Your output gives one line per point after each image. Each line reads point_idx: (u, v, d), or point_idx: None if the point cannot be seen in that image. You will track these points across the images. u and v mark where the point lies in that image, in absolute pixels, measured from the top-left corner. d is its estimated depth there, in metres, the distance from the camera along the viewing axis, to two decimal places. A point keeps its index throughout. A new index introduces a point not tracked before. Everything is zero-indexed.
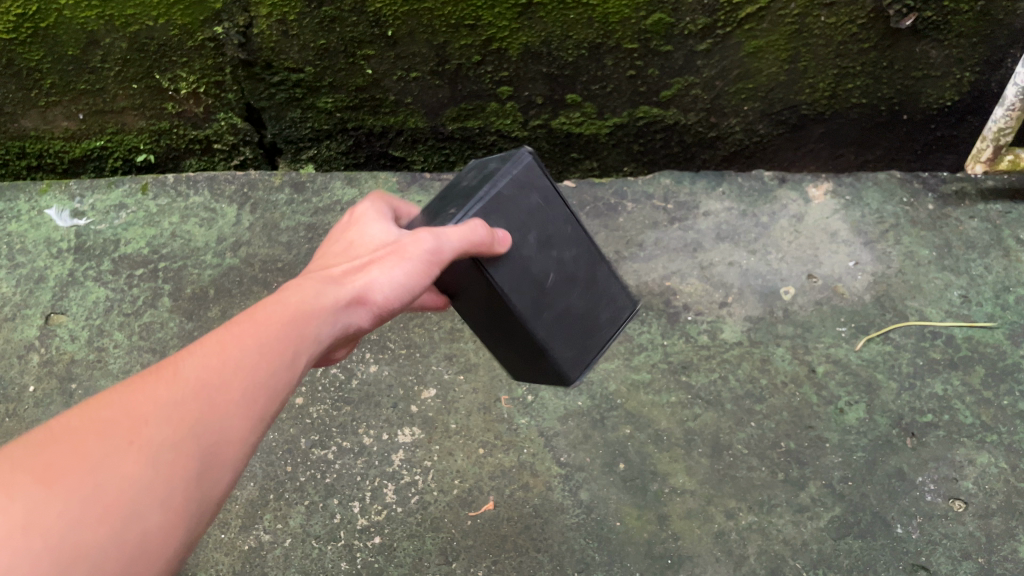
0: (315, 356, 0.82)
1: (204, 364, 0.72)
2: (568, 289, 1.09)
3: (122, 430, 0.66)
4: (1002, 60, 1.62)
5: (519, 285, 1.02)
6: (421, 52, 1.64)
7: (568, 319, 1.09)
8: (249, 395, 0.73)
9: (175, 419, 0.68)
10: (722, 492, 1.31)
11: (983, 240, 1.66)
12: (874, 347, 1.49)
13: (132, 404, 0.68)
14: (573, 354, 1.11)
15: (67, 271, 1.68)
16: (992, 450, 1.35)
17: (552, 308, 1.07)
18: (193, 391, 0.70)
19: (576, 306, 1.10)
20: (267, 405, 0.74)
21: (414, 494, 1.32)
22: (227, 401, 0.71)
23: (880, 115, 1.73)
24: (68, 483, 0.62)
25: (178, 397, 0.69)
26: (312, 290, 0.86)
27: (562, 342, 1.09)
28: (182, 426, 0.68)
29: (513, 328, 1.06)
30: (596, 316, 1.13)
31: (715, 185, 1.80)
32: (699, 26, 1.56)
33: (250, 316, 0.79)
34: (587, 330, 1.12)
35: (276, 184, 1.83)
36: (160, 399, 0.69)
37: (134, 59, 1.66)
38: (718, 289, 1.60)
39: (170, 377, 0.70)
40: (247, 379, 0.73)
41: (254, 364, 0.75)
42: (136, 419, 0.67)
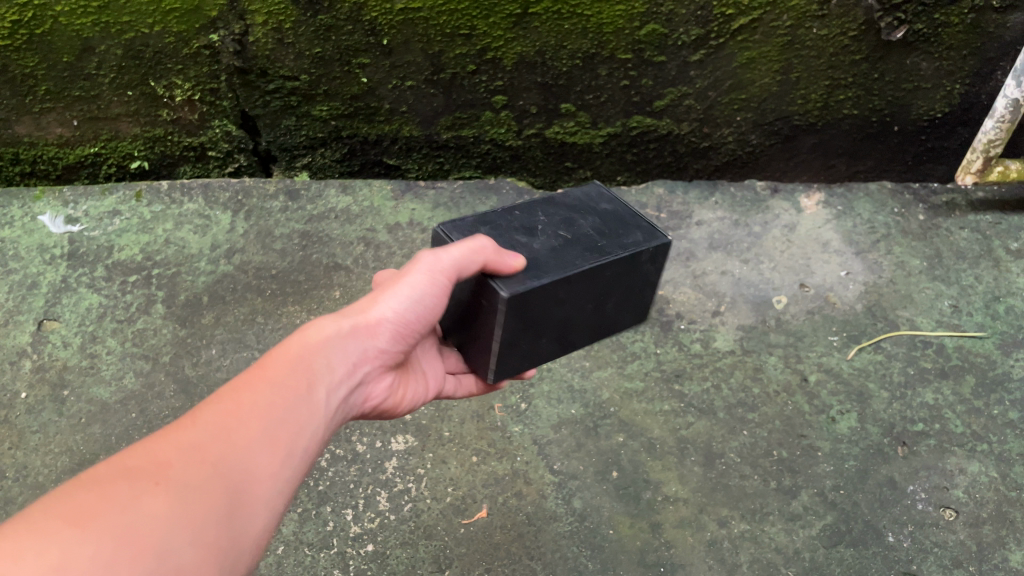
0: (326, 387, 0.88)
1: (220, 410, 0.77)
2: (576, 222, 1.04)
3: (148, 474, 0.69)
4: (992, 73, 1.64)
5: (560, 257, 0.97)
6: (417, 61, 1.65)
7: (606, 229, 1.03)
8: (265, 435, 0.78)
9: (199, 458, 0.72)
10: (715, 500, 1.31)
11: (973, 250, 1.67)
12: (866, 356, 1.50)
13: (156, 450, 0.71)
14: (635, 229, 1.03)
15: (60, 277, 1.68)
16: (983, 459, 1.36)
17: (586, 236, 1.01)
18: (212, 434, 0.75)
19: (587, 218, 1.05)
20: (290, 439, 0.80)
21: (407, 502, 1.32)
22: (244, 443, 0.76)
23: (872, 127, 1.75)
24: (99, 525, 0.63)
25: (200, 440, 0.73)
26: (315, 334, 0.91)
27: (625, 237, 1.02)
28: (206, 464, 0.72)
29: (604, 275, 0.99)
30: (599, 206, 1.08)
31: (708, 196, 1.83)
32: (692, 36, 1.58)
33: (257, 369, 0.84)
34: (613, 215, 1.06)
35: (271, 192, 1.84)
36: (181, 445, 0.72)
37: (128, 66, 1.66)
38: (710, 297, 1.61)
39: (188, 427, 0.75)
40: (265, 417, 0.79)
41: (271, 400, 0.81)
42: (160, 464, 0.70)
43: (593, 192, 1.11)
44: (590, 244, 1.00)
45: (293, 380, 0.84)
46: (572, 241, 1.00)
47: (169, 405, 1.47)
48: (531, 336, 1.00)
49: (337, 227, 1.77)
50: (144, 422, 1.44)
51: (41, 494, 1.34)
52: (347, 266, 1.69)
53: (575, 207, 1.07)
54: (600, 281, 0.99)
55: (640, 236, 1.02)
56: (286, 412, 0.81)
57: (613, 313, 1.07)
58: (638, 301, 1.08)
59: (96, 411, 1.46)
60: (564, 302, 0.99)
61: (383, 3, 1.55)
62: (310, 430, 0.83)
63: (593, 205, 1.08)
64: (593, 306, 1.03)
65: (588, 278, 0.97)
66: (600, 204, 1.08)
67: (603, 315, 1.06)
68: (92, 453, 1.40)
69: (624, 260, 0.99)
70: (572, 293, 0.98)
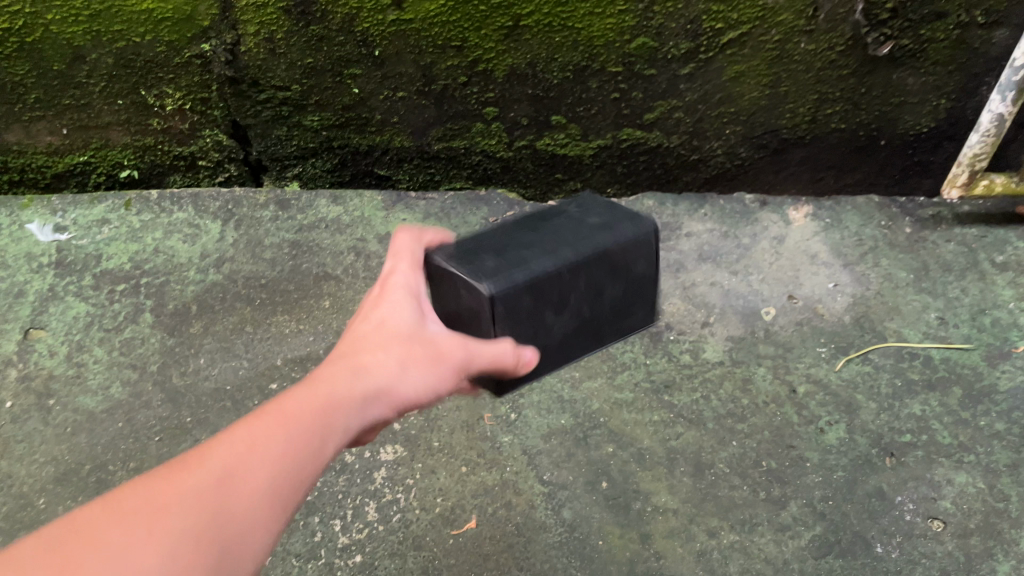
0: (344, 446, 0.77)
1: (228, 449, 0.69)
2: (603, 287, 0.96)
3: (143, 520, 0.61)
4: (977, 88, 1.66)
5: (566, 336, 0.97)
6: (408, 72, 1.65)
7: (618, 298, 0.99)
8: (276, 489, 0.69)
9: (198, 505, 0.64)
10: (704, 511, 1.31)
11: (959, 263, 1.68)
12: (854, 367, 1.51)
13: (157, 492, 0.64)
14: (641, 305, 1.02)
15: (48, 285, 1.67)
16: (971, 470, 1.36)
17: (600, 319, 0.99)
18: (220, 482, 0.66)
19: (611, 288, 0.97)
20: (294, 492, 0.70)
21: (396, 512, 1.32)
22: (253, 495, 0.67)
23: (859, 140, 1.76)
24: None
25: (201, 485, 0.65)
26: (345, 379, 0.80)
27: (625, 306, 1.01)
28: (202, 519, 0.63)
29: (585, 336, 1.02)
30: (631, 267, 0.97)
31: (698, 208, 1.84)
32: (682, 50, 1.59)
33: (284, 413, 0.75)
34: (635, 281, 0.99)
35: (261, 202, 1.84)
36: (186, 491, 0.64)
37: (119, 75, 1.66)
38: (700, 308, 1.62)
39: (197, 470, 0.67)
40: (275, 469, 0.69)
41: (283, 447, 0.71)
42: (157, 509, 0.62)
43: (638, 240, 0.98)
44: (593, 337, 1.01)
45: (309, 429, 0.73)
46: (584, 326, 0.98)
47: (156, 414, 1.46)
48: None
49: (327, 237, 1.77)
50: (130, 431, 1.43)
51: (26, 503, 1.33)
52: (337, 276, 1.69)
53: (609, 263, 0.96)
54: None
55: (639, 315, 1.03)
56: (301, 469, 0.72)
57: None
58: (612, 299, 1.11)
59: (82, 421, 1.45)
60: None
61: (376, 14, 1.55)
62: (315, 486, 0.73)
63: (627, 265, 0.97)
64: None
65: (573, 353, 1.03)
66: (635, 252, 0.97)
67: None
68: (77, 463, 1.38)
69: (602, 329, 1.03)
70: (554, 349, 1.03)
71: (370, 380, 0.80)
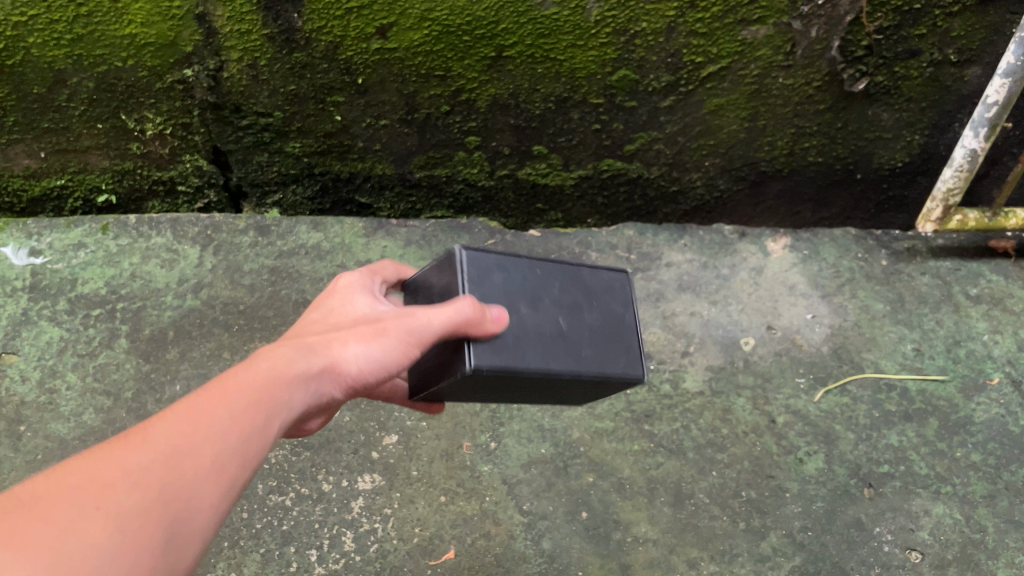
0: (286, 422, 0.81)
1: (170, 422, 0.72)
2: (581, 311, 1.06)
3: (90, 494, 0.64)
4: (950, 124, 1.69)
5: (548, 355, 0.99)
6: (391, 100, 1.66)
7: (600, 338, 1.06)
8: (220, 463, 0.72)
9: (145, 481, 0.67)
10: (684, 541, 1.31)
11: (934, 295, 1.70)
12: (832, 399, 1.51)
13: (102, 464, 0.66)
14: (621, 356, 1.07)
15: (21, 309, 1.65)
16: (947, 501, 1.37)
17: (580, 339, 1.04)
18: (161, 454, 0.69)
19: (595, 318, 1.07)
20: (236, 472, 0.73)
21: (374, 543, 1.30)
22: (193, 466, 0.70)
23: (835, 174, 1.79)
24: (35, 554, 0.58)
25: (143, 462, 0.68)
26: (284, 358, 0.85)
27: (608, 356, 1.06)
28: (151, 489, 0.66)
29: (566, 386, 1.04)
30: (613, 308, 1.11)
31: (677, 238, 1.86)
32: (662, 83, 1.61)
33: (216, 385, 0.78)
34: (619, 326, 1.10)
35: (241, 227, 1.82)
36: (128, 463, 0.67)
37: (100, 99, 1.65)
38: (680, 338, 1.62)
39: (137, 441, 0.69)
40: (217, 445, 0.73)
41: (221, 425, 0.74)
42: (102, 482, 0.65)
43: (623, 292, 1.13)
44: (574, 355, 1.02)
45: (248, 400, 0.77)
46: (557, 330, 1.02)
47: None
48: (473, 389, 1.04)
49: (307, 263, 1.76)
50: None
51: None
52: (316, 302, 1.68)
53: (592, 291, 1.09)
54: (560, 385, 1.04)
55: (619, 363, 1.07)
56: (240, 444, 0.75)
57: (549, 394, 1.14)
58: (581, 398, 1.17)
59: (54, 448, 1.43)
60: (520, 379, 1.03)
61: (360, 43, 1.55)
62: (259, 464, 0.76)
63: (613, 302, 1.11)
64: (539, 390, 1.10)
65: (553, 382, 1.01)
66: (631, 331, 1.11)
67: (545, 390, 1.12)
68: None
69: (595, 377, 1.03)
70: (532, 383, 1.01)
71: (306, 351, 0.87)
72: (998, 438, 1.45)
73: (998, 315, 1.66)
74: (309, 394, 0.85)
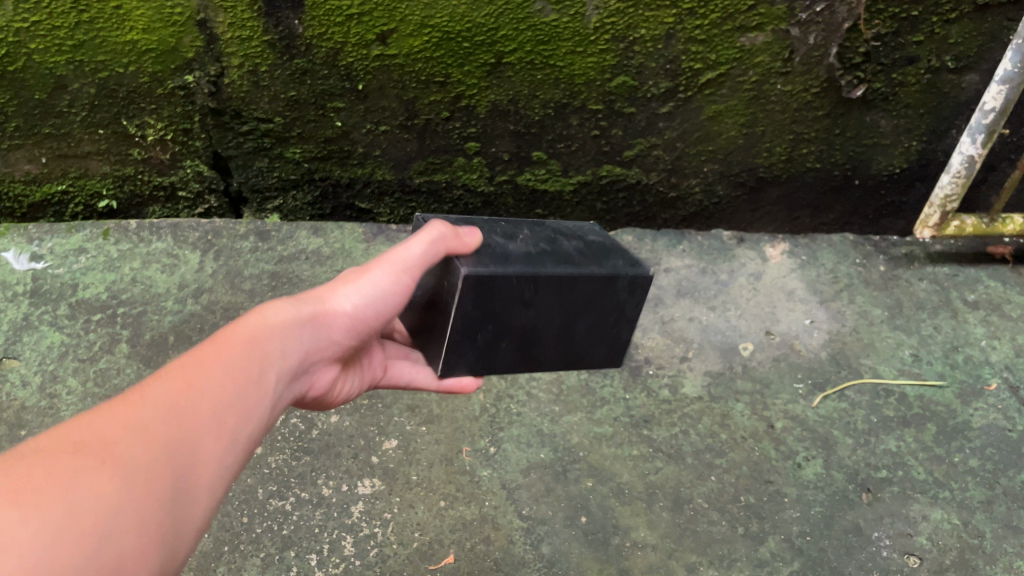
0: (278, 371, 0.85)
1: (166, 382, 0.73)
2: (558, 241, 1.13)
3: (93, 449, 0.63)
4: (947, 131, 1.70)
5: (539, 259, 1.04)
6: (391, 106, 1.67)
7: (587, 252, 1.11)
8: (219, 419, 0.74)
9: (147, 433, 0.67)
10: (683, 546, 1.31)
11: (932, 301, 1.71)
12: (830, 404, 1.52)
13: (103, 421, 0.66)
14: (618, 257, 1.11)
15: (21, 314, 1.65)
16: (945, 506, 1.37)
17: (569, 251, 1.09)
18: (162, 409, 0.70)
19: (574, 242, 1.14)
20: (238, 425, 0.76)
21: (374, 547, 1.30)
22: (194, 421, 0.72)
23: (833, 180, 1.80)
24: (41, 507, 0.56)
25: (145, 416, 0.68)
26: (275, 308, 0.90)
27: (602, 259, 1.10)
28: (157, 441, 0.67)
29: (575, 296, 1.06)
30: (591, 238, 1.18)
31: (676, 244, 1.87)
32: (661, 89, 1.62)
33: (209, 345, 0.81)
34: (604, 245, 1.16)
35: (241, 232, 1.84)
36: (130, 417, 0.67)
37: (101, 105, 1.66)
38: (678, 343, 1.63)
39: (134, 399, 0.70)
40: (214, 401, 0.75)
41: (218, 380, 0.77)
42: (104, 438, 0.64)
43: (594, 231, 1.22)
44: (569, 260, 1.07)
45: (242, 352, 0.82)
46: (542, 248, 1.08)
47: None
48: (489, 332, 1.05)
49: (307, 268, 1.76)
50: None
51: None
52: None
53: (566, 231, 1.18)
54: (570, 295, 1.06)
55: (618, 261, 1.10)
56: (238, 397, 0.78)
57: (580, 339, 1.13)
58: (610, 336, 1.16)
59: None
60: (532, 306, 1.04)
61: (361, 48, 1.56)
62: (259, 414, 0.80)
63: (587, 235, 1.19)
64: (563, 326, 1.10)
65: (560, 285, 1.04)
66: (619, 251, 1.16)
67: (572, 334, 1.12)
68: None
69: (598, 275, 1.06)
70: (541, 296, 1.04)
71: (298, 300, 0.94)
72: (996, 444, 1.46)
73: (996, 320, 1.67)
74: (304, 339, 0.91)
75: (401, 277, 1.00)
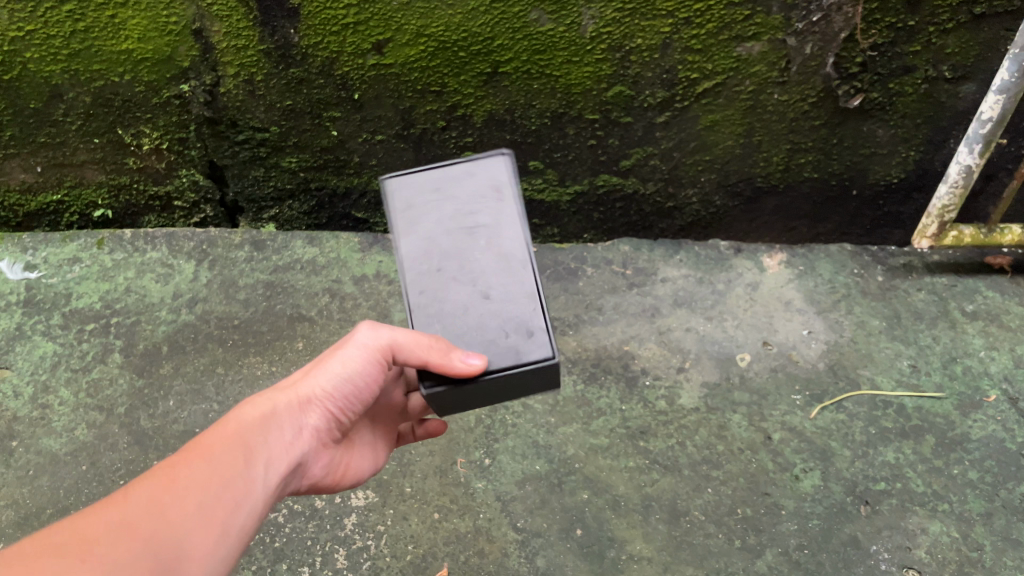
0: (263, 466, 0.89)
1: (153, 480, 0.78)
2: (454, 237, 1.01)
3: (76, 548, 0.68)
4: (945, 140, 1.69)
5: (507, 272, 0.99)
6: (387, 116, 1.66)
7: (474, 212, 1.02)
8: (205, 513, 0.79)
9: (130, 530, 0.72)
10: (679, 559, 1.30)
11: (930, 311, 1.70)
12: (828, 415, 1.51)
13: (90, 523, 0.71)
14: (485, 186, 1.04)
15: (15, 324, 1.65)
16: (944, 519, 1.36)
17: (483, 243, 1.01)
18: (145, 506, 0.75)
19: (455, 218, 1.02)
20: (224, 517, 0.81)
21: (366, 560, 1.29)
22: (178, 516, 0.77)
23: (831, 190, 1.80)
24: None
25: (129, 514, 0.74)
26: (260, 402, 0.94)
27: (493, 202, 1.03)
28: (135, 538, 0.72)
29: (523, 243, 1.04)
30: (436, 198, 1.04)
31: (673, 253, 1.85)
32: (657, 98, 1.62)
33: (196, 443, 0.86)
34: (456, 193, 1.04)
35: (236, 242, 1.82)
36: (112, 516, 0.73)
37: (96, 114, 1.65)
38: (675, 354, 1.62)
39: (121, 499, 0.75)
40: (197, 496, 0.79)
41: (201, 475, 0.81)
42: (88, 536, 0.70)
43: (417, 182, 1.05)
44: (506, 257, 1.00)
45: (224, 447, 0.86)
46: (475, 272, 1.00)
47: (121, 457, 1.43)
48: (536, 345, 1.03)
49: (302, 278, 1.75)
50: (94, 475, 1.40)
51: None
52: (311, 317, 1.67)
53: (424, 221, 1.02)
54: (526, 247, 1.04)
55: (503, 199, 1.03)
56: (221, 488, 0.82)
57: None
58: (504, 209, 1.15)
59: (45, 464, 1.42)
60: None
61: (356, 58, 1.56)
62: (244, 499, 0.84)
63: (427, 199, 1.04)
64: None
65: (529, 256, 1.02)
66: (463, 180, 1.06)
67: None
68: (38, 507, 1.36)
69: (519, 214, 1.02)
70: None
71: (272, 393, 0.96)
72: (995, 456, 1.44)
73: (995, 331, 1.65)
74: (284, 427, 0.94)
75: (372, 360, 0.98)
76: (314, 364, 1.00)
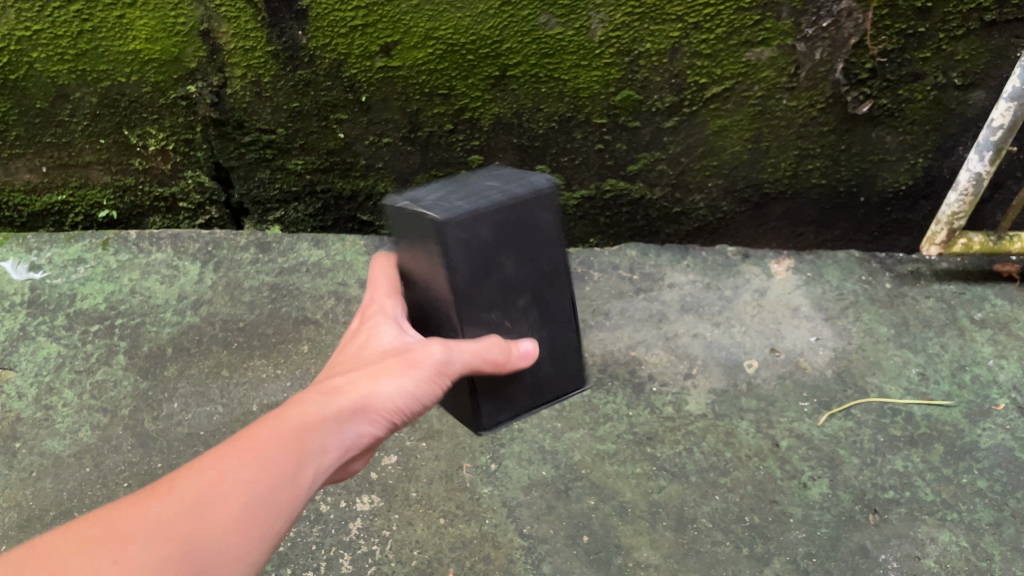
0: (321, 469, 0.81)
1: (201, 472, 0.73)
2: (509, 283, 0.96)
3: (108, 550, 0.65)
4: (954, 147, 1.68)
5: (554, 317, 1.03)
6: (394, 118, 1.66)
7: (530, 254, 0.96)
8: (252, 513, 0.73)
9: (169, 530, 0.68)
10: (686, 566, 1.28)
11: (939, 319, 1.69)
12: (836, 422, 1.50)
13: (122, 520, 0.67)
14: (540, 219, 0.95)
15: (19, 324, 1.64)
16: (954, 528, 1.34)
17: (528, 275, 0.97)
18: (187, 504, 0.70)
19: (506, 253, 0.94)
20: (271, 517, 0.74)
21: (371, 565, 1.28)
22: (220, 515, 0.71)
23: (838, 197, 1.79)
24: None
25: (170, 513, 0.69)
26: (322, 402, 0.85)
27: (548, 245, 0.97)
28: (169, 542, 0.67)
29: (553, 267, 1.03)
30: (488, 231, 0.92)
31: (681, 258, 1.84)
32: (666, 103, 1.61)
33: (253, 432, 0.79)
34: (502, 224, 0.93)
35: (241, 244, 1.81)
36: (151, 514, 0.68)
37: (102, 114, 1.65)
38: (682, 359, 1.61)
39: (164, 492, 0.71)
40: (244, 494, 0.73)
41: (252, 474, 0.74)
42: (123, 536, 0.66)
43: (470, 220, 0.91)
44: (553, 284, 1.00)
45: (281, 447, 0.78)
46: (523, 319, 1.00)
47: (125, 459, 1.41)
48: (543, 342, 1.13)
49: (307, 280, 1.74)
50: (98, 477, 1.39)
51: None
52: (316, 321, 1.66)
53: (482, 268, 0.93)
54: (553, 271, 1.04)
55: (544, 218, 0.95)
56: (271, 488, 0.75)
57: None
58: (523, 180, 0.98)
59: (48, 465, 1.41)
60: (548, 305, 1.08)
61: (364, 60, 1.55)
62: (293, 509, 0.77)
63: (478, 237, 0.92)
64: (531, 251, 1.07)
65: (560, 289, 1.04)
66: (494, 189, 0.94)
67: None
68: (41, 509, 1.35)
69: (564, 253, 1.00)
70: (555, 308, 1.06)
71: (337, 396, 0.86)
72: (1005, 465, 1.43)
73: (1004, 339, 1.65)
74: (347, 438, 0.84)
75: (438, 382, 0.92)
76: (386, 367, 0.91)
